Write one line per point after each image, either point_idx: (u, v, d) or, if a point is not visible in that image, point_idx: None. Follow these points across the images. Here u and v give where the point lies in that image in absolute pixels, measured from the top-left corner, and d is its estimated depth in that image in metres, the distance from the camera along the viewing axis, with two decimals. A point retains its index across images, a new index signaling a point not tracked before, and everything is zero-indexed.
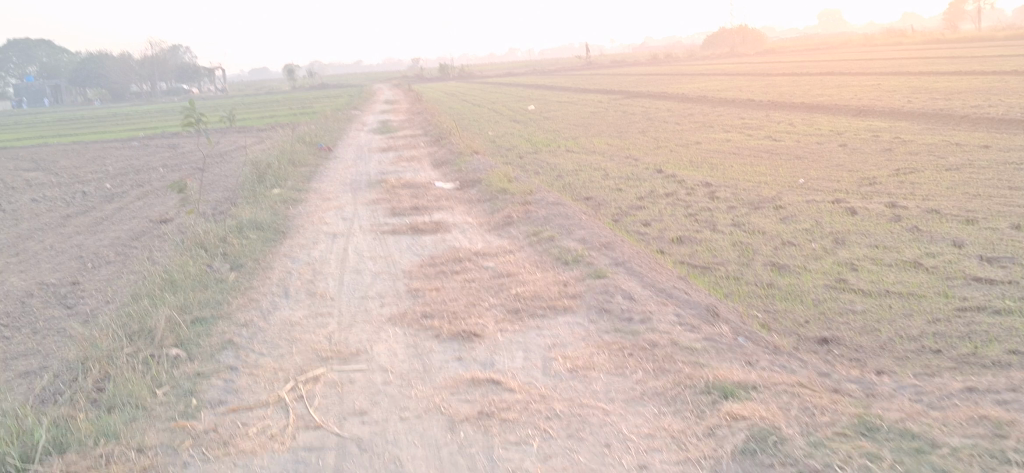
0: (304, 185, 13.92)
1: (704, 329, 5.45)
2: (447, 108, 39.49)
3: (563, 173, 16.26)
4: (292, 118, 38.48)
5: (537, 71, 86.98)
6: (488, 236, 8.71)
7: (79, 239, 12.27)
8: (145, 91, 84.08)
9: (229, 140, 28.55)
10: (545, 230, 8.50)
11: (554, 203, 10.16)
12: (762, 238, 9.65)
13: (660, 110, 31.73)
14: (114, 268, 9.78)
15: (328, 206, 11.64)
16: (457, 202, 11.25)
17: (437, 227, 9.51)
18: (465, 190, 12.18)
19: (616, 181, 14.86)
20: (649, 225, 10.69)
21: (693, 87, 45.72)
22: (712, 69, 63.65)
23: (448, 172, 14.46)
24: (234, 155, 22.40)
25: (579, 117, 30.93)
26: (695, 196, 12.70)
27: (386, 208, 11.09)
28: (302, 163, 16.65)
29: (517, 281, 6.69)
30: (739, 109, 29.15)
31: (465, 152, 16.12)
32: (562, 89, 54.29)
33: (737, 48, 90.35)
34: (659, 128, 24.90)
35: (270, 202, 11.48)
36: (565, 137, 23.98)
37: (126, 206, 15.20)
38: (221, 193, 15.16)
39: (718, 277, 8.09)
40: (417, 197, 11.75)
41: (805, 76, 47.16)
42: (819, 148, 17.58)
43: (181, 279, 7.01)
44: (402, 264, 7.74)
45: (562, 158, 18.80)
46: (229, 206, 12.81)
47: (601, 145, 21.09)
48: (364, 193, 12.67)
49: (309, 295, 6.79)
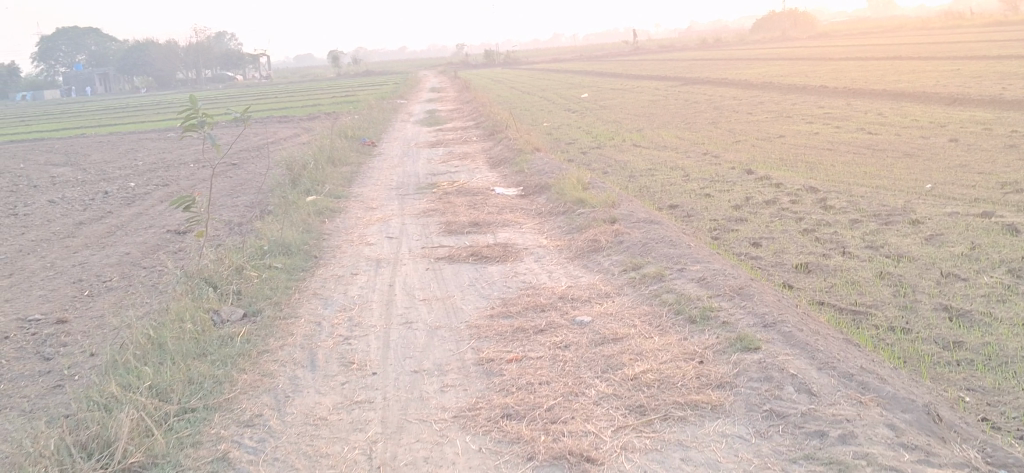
0: (343, 189, 12.18)
1: (942, 458, 3.51)
2: (495, 96, 37.68)
3: (635, 175, 14.30)
4: (335, 106, 36.98)
5: (582, 57, 84.75)
6: (571, 271, 6.84)
7: (85, 255, 10.63)
8: (191, 79, 83.67)
9: (269, 132, 27.03)
10: (646, 263, 6.61)
11: (644, 219, 8.25)
12: (913, 266, 7.63)
13: (725, 98, 29.56)
14: (114, 300, 8.10)
15: (371, 219, 9.87)
16: (524, 215, 9.38)
17: (504, 252, 7.64)
18: (531, 200, 10.31)
19: (701, 183, 12.93)
20: (760, 246, 8.75)
21: (751, 73, 43.32)
22: (766, 54, 60.96)
23: (509, 175, 12.61)
24: (272, 149, 20.82)
25: (638, 106, 28.95)
26: (804, 206, 10.69)
27: (439, 223, 9.27)
28: (342, 160, 14.92)
29: (631, 352, 4.79)
30: (813, 97, 26.81)
31: (524, 149, 14.30)
32: (611, 76, 52.03)
33: (788, 32, 87.14)
34: (730, 117, 22.87)
35: (302, 214, 9.72)
36: (628, 129, 22.05)
37: (146, 213, 13.57)
38: (252, 198, 13.50)
39: (879, 328, 6.12)
40: (476, 207, 9.94)
41: (870, 61, 44.48)
42: (926, 142, 15.38)
43: (171, 341, 5.27)
44: (467, 313, 5.89)
45: (630, 155, 16.83)
46: (256, 217, 11.11)
47: (670, 139, 19.06)
48: (412, 202, 10.86)
49: (342, 367, 4.97)
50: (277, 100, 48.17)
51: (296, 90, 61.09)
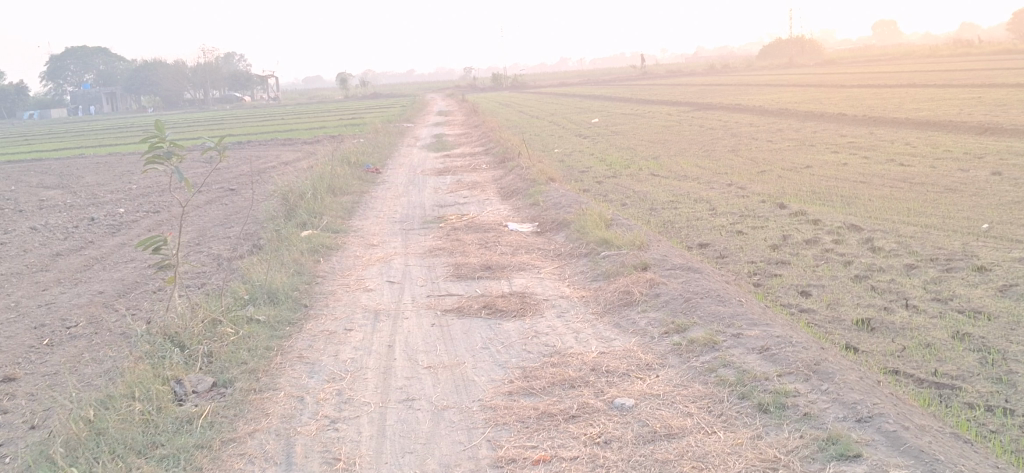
0: (341, 221, 11.22)
1: None
2: (505, 121, 36.79)
3: (657, 207, 13.31)
4: (340, 129, 36.13)
5: (589, 81, 84.07)
6: (602, 331, 5.82)
7: (54, 294, 9.65)
8: (198, 99, 83.23)
9: (271, 155, 26.13)
10: (693, 326, 5.59)
11: (680, 266, 7.25)
12: (994, 325, 6.59)
13: (741, 124, 28.59)
14: (74, 352, 7.11)
15: (371, 259, 8.89)
16: (541, 257, 8.39)
17: (522, 304, 6.63)
18: (548, 238, 9.32)
19: (729, 218, 11.95)
20: (809, 296, 7.71)
21: (763, 99, 42.45)
22: (777, 81, 60.06)
23: (522, 208, 11.64)
24: (272, 175, 19.89)
25: (652, 132, 28.00)
26: (849, 248, 9.67)
27: (447, 265, 8.29)
28: (343, 189, 13.98)
29: (693, 456, 3.76)
30: (834, 125, 25.87)
31: (537, 178, 13.36)
32: (619, 101, 51.19)
33: (797, 58, 86.23)
34: (750, 145, 21.90)
35: (294, 253, 8.75)
36: (644, 156, 21.11)
37: (130, 244, 12.60)
38: (244, 229, 12.52)
39: (975, 407, 5.07)
40: (487, 247, 8.95)
41: (885, 88, 43.50)
42: (967, 174, 14.34)
43: (112, 431, 4.28)
44: (480, 388, 4.88)
45: (649, 185, 15.86)
46: (245, 253, 10.13)
47: (689, 168, 18.09)
48: (417, 238, 9.87)
49: (324, 466, 3.97)
50: (281, 122, 47.40)
51: (301, 112, 60.44)
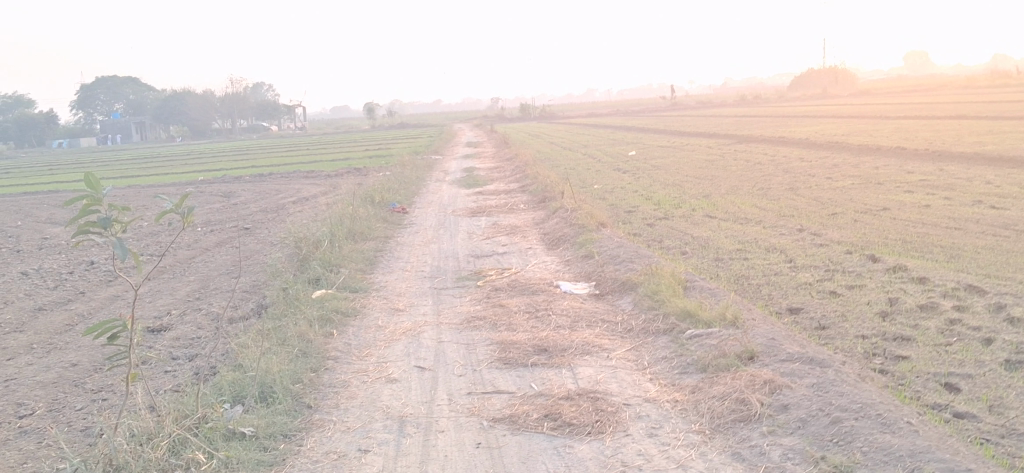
0: (363, 276, 9.62)
1: None
2: (538, 154, 35.29)
3: (723, 258, 11.62)
4: (366, 161, 34.76)
5: (618, 112, 82.55)
6: (718, 469, 4.13)
7: (18, 365, 8.07)
8: (225, 129, 82.64)
9: (294, 190, 24.74)
10: (856, 471, 3.90)
11: (798, 357, 5.55)
12: None
13: (790, 158, 26.87)
14: (12, 460, 5.49)
15: (397, 331, 7.26)
16: (608, 333, 6.71)
17: (598, 413, 4.95)
18: (612, 306, 7.66)
19: (815, 275, 10.22)
20: (960, 392, 5.95)
21: (805, 131, 40.76)
22: (815, 112, 58.18)
23: (573, 260, 9.98)
24: (291, 213, 18.40)
25: (696, 166, 26.35)
26: (979, 317, 7.90)
27: (491, 344, 6.63)
28: (366, 234, 12.42)
29: None
30: (893, 160, 24.06)
31: (586, 223, 11.74)
32: (652, 132, 49.68)
33: (831, 89, 84.21)
34: (808, 182, 20.19)
35: (301, 324, 7.15)
36: (692, 194, 19.47)
37: (121, 298, 11.04)
38: (251, 283, 10.93)
39: None
40: (539, 318, 7.30)
41: (935, 119, 41.58)
42: None
43: None
44: None
45: (708, 230, 14.16)
46: (247, 321, 8.53)
47: (748, 208, 16.37)
48: (452, 301, 8.24)
49: None
50: (306, 153, 46.21)
51: (328, 142, 59.47)
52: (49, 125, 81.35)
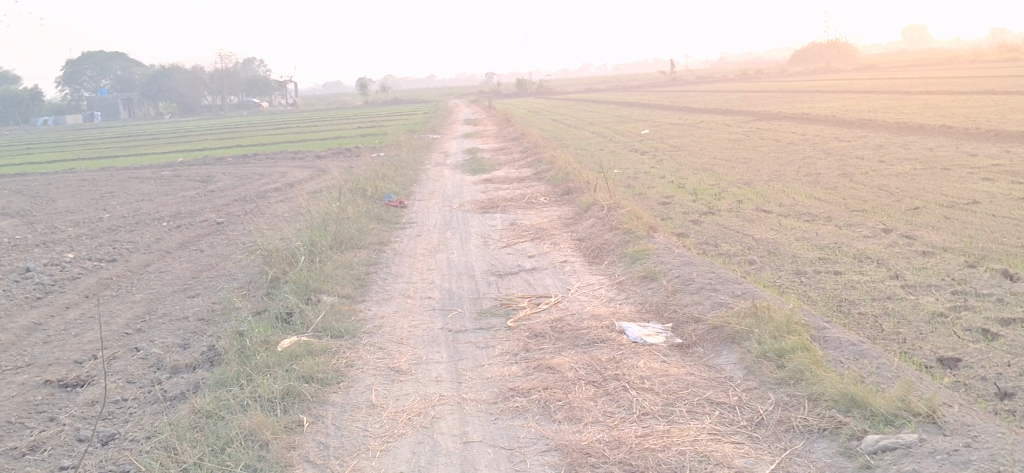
0: (351, 308, 7.19)
1: None
2: (544, 132, 32.78)
3: (805, 271, 9.20)
4: (359, 140, 32.23)
5: (619, 87, 80.14)
6: None
7: None
8: (215, 105, 79.84)
9: (279, 174, 22.26)
10: None
11: None
12: None
13: (825, 137, 24.43)
14: None
15: (397, 414, 4.84)
16: (731, 434, 4.30)
17: None
18: (711, 372, 5.24)
19: (944, 299, 7.77)
20: None
21: (826, 107, 38.28)
22: (827, 85, 55.74)
23: (628, 283, 7.53)
24: (272, 205, 15.95)
25: (721, 147, 23.94)
26: None
27: (547, 454, 4.20)
28: (356, 238, 10.00)
29: None
30: (943, 139, 21.63)
31: (633, 227, 9.34)
32: (660, 108, 47.13)
33: (836, 64, 81.71)
34: (858, 166, 17.80)
35: (253, 412, 4.73)
36: (730, 180, 17.08)
37: (42, 329, 8.58)
38: (205, 309, 8.48)
39: None
40: (611, 396, 4.89)
41: (962, 94, 39.15)
42: None
43: None
44: None
45: (769, 229, 11.70)
46: (188, 385, 6.08)
47: (805, 200, 13.96)
48: (476, 356, 5.81)
49: None
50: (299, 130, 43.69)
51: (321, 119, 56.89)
52: (34, 101, 78.51)
